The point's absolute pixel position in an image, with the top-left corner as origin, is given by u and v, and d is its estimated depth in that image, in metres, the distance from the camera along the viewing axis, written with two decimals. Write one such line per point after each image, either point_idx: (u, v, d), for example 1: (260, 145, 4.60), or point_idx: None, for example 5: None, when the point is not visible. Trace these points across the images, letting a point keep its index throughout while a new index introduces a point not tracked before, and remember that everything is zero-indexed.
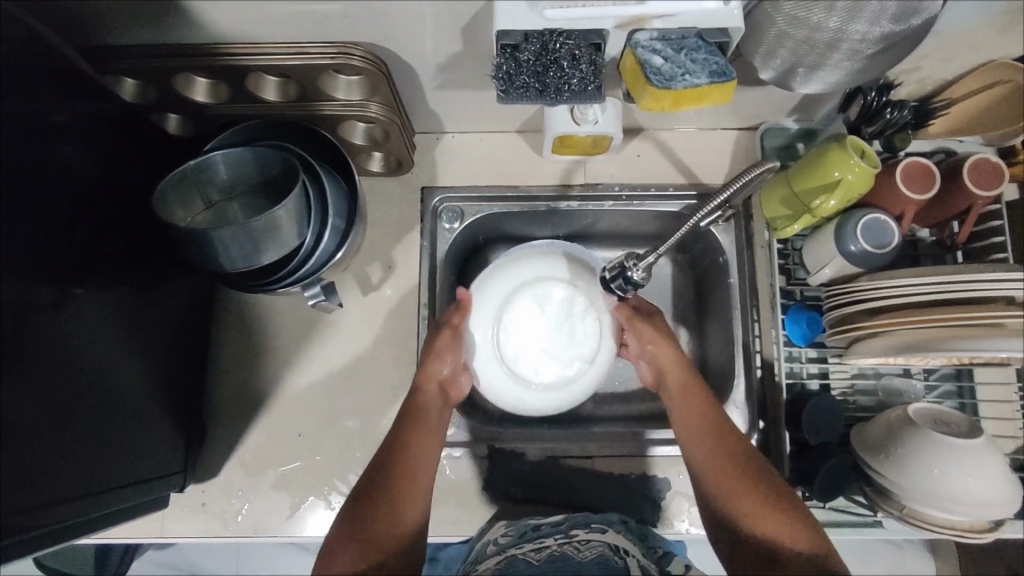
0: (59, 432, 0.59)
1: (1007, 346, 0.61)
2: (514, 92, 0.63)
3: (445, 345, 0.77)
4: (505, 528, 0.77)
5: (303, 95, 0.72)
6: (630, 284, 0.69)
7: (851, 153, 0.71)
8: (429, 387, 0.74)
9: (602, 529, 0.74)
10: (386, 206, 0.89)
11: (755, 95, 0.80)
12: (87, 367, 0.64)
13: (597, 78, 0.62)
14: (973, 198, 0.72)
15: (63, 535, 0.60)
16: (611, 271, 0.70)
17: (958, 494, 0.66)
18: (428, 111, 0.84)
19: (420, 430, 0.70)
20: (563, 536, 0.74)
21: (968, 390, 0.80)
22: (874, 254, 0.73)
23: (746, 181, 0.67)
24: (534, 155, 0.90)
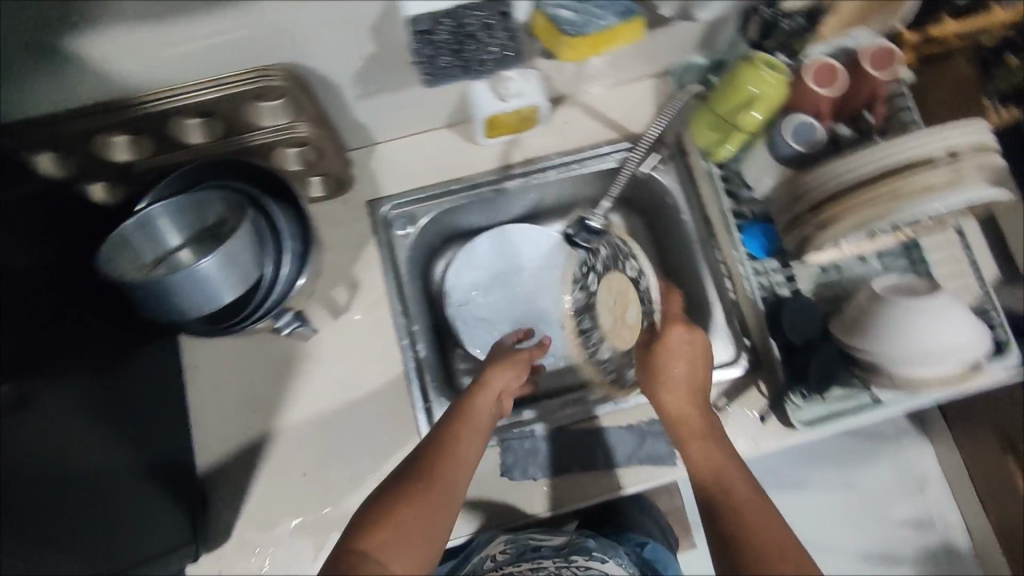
0: (47, 532, 0.56)
1: (940, 198, 0.69)
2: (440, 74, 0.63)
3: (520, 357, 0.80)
4: (505, 546, 0.92)
5: (228, 130, 0.72)
6: None
7: (760, 68, 0.76)
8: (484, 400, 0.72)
9: (600, 558, 0.92)
10: (335, 227, 0.88)
11: (662, 36, 0.83)
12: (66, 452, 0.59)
13: (515, 43, 0.64)
14: (878, 82, 0.78)
15: None
16: None
17: (932, 343, 0.71)
18: (357, 123, 0.84)
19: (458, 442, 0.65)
20: (562, 560, 0.91)
21: (921, 260, 0.85)
22: (808, 153, 0.77)
23: None
24: (468, 145, 0.91)
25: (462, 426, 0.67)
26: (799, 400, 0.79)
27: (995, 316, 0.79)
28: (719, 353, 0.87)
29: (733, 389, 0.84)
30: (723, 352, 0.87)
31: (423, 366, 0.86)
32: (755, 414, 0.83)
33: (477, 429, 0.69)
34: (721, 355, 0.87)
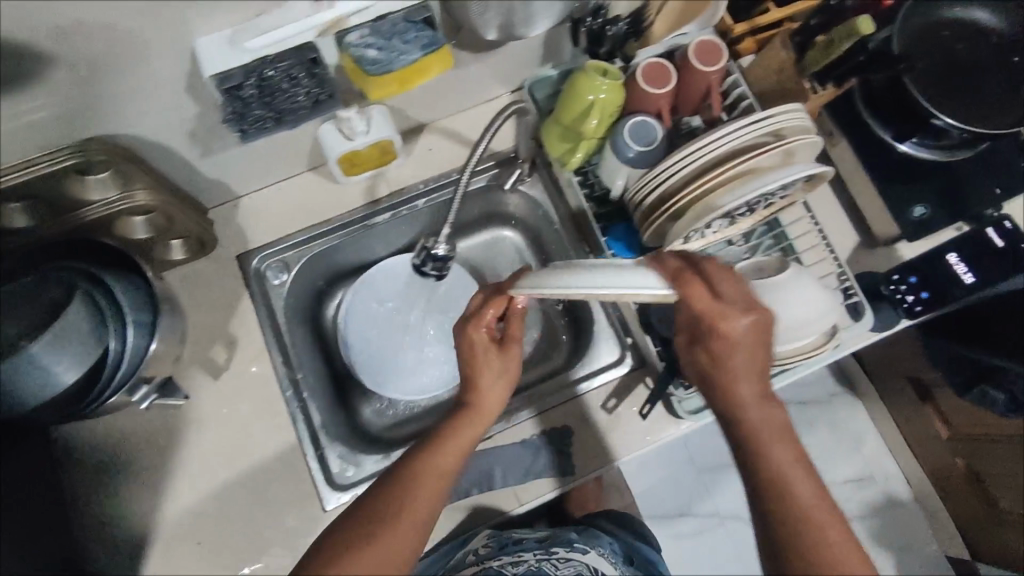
0: None
1: (775, 178, 0.72)
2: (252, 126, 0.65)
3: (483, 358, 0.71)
4: (484, 540, 0.89)
5: (57, 209, 0.69)
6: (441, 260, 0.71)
7: (595, 75, 0.77)
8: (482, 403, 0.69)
9: (582, 550, 0.90)
10: (205, 287, 0.86)
11: (503, 57, 0.85)
12: None
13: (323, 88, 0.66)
14: (707, 76, 0.80)
15: None
16: (420, 257, 0.71)
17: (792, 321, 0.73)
18: (210, 181, 0.82)
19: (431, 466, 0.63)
20: (541, 553, 0.88)
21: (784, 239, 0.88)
22: (648, 152, 0.79)
23: (495, 130, 0.71)
24: (334, 185, 0.91)
25: (430, 463, 0.63)
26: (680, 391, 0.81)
27: (848, 283, 0.82)
28: (604, 356, 0.89)
29: (621, 389, 0.86)
30: (608, 355, 0.89)
31: (311, 413, 0.86)
32: (639, 411, 0.85)
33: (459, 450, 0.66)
34: (607, 357, 0.89)
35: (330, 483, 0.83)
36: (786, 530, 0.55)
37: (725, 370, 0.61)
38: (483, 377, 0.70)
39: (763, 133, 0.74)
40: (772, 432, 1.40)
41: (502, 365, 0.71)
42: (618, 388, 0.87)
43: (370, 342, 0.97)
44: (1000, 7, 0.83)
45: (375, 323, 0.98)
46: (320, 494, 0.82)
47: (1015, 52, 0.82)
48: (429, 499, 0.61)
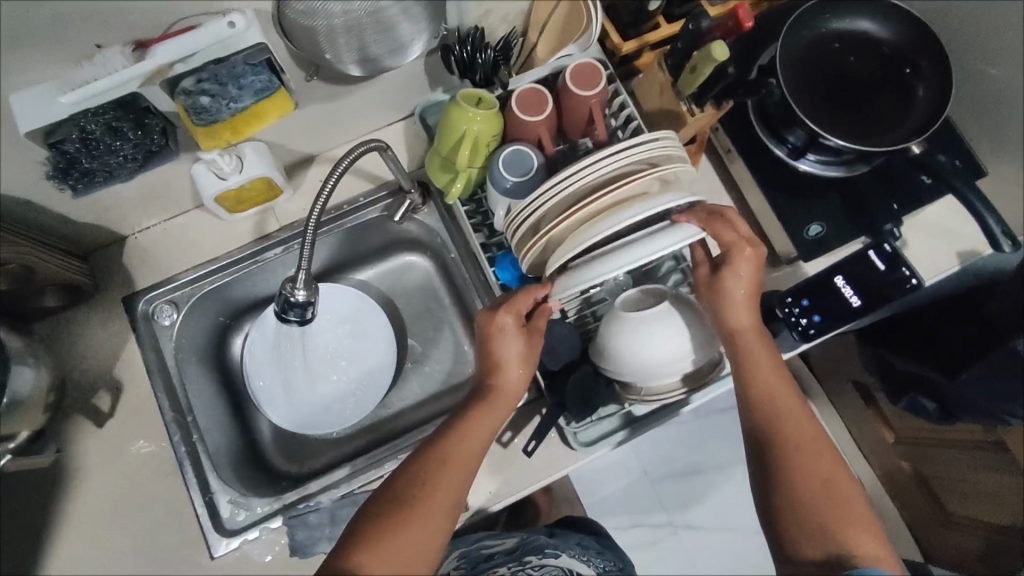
0: None
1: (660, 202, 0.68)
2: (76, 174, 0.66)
3: (499, 339, 0.71)
4: (457, 562, 0.93)
5: None
6: (302, 307, 0.70)
7: (467, 106, 0.75)
8: (511, 380, 0.71)
9: (555, 554, 0.98)
10: (90, 332, 0.85)
11: (382, 86, 0.83)
12: None
13: (151, 139, 0.67)
14: (587, 100, 0.77)
15: None
16: (279, 304, 0.70)
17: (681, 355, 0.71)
18: (85, 226, 0.81)
19: (447, 451, 0.65)
20: (516, 563, 0.95)
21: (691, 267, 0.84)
22: (524, 183, 0.77)
23: (342, 170, 0.67)
24: (222, 221, 0.89)
25: (457, 447, 0.65)
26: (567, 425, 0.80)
27: None
28: None
29: (518, 420, 0.84)
30: None
31: (201, 457, 0.83)
32: (523, 447, 0.82)
33: (480, 436, 0.67)
34: None
35: (220, 530, 0.80)
36: (763, 411, 0.67)
37: (731, 295, 0.70)
38: (499, 361, 0.71)
39: (634, 161, 0.72)
40: (721, 439, 1.33)
41: (528, 349, 0.72)
42: (514, 420, 0.84)
43: (277, 381, 0.94)
44: (888, 15, 0.81)
45: (282, 360, 0.95)
46: (210, 540, 0.80)
47: (906, 63, 0.81)
48: (449, 484, 0.62)
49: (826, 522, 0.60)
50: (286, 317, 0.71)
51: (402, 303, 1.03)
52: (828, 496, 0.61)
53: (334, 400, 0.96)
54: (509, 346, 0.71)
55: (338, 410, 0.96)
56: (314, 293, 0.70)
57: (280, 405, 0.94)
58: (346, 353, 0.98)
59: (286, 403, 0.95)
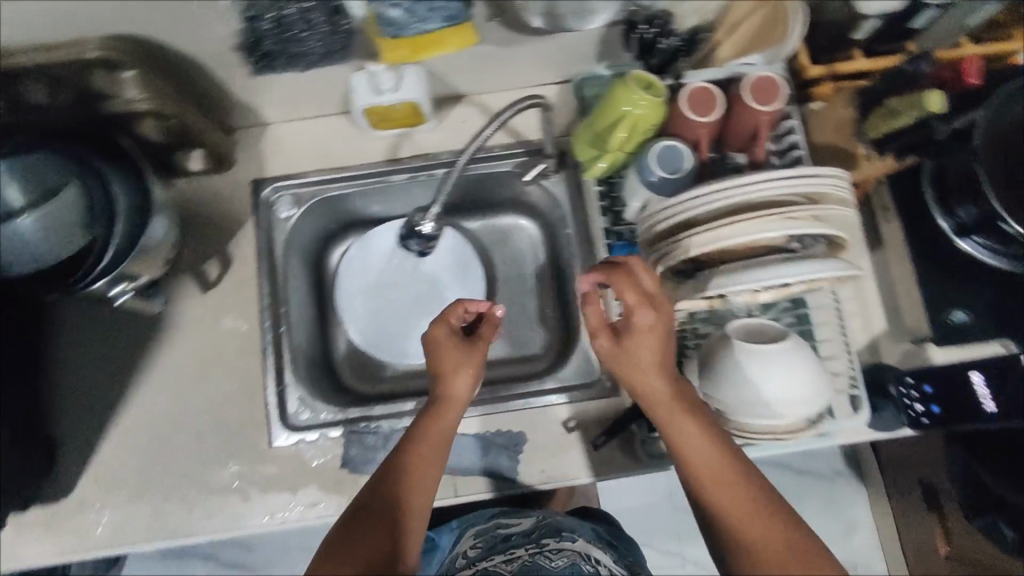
0: None
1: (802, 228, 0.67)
2: (263, 62, 0.71)
3: (446, 349, 0.66)
4: (473, 544, 0.88)
5: (82, 95, 0.72)
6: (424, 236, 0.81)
7: (635, 87, 0.73)
8: (459, 387, 0.65)
9: (573, 538, 0.85)
10: (216, 202, 0.89)
11: (553, 44, 0.81)
12: None
13: (340, 38, 0.69)
14: (758, 115, 0.73)
15: None
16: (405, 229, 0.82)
17: (784, 400, 0.68)
18: (241, 103, 0.84)
19: (412, 457, 0.62)
20: (534, 546, 0.83)
21: (805, 318, 0.81)
22: (671, 181, 0.75)
23: (490, 131, 0.75)
24: (359, 133, 0.91)
25: (420, 452, 0.62)
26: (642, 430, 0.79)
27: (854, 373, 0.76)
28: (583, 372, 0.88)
29: (588, 410, 0.83)
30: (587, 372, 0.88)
31: (284, 350, 0.87)
32: (591, 441, 0.82)
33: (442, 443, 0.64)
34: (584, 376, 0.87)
35: (284, 423, 0.84)
36: (696, 480, 0.59)
37: (632, 358, 0.61)
38: (442, 369, 0.65)
39: (795, 193, 0.68)
40: None
41: (467, 357, 0.66)
42: (582, 409, 0.84)
43: (364, 292, 0.98)
44: None
45: (377, 276, 0.98)
46: (272, 430, 0.83)
47: None
48: (412, 474, 0.61)
49: None
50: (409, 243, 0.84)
51: (500, 261, 1.03)
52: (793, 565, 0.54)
53: (417, 330, 0.98)
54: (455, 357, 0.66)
55: (419, 339, 0.97)
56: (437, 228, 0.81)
57: (368, 319, 0.98)
58: (432, 294, 0.99)
59: (364, 318, 0.98)
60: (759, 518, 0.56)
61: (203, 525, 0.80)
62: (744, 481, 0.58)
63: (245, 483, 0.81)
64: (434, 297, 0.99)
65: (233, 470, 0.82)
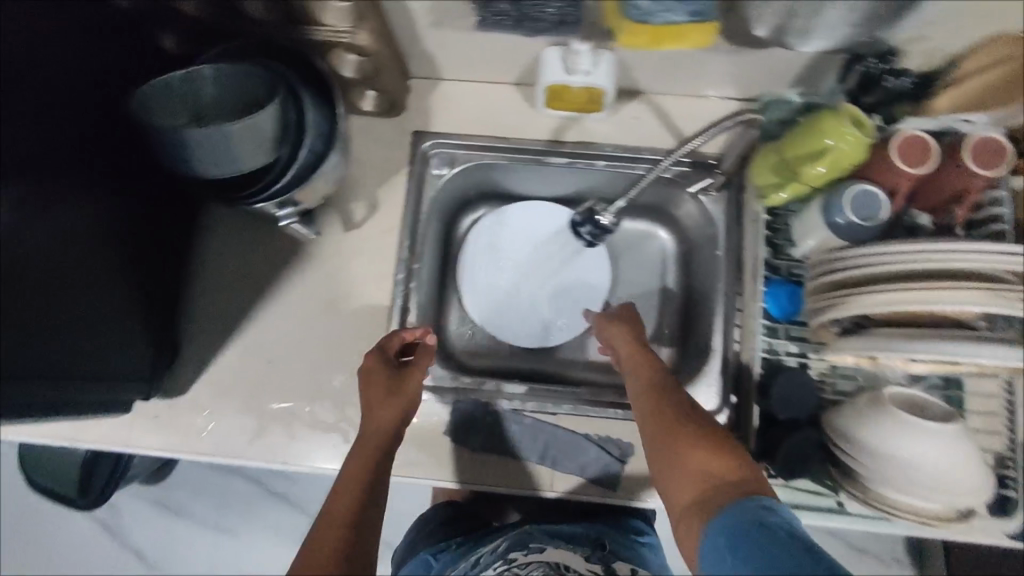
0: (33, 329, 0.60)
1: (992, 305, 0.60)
2: (490, 18, 0.74)
3: (378, 385, 0.72)
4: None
5: (292, 16, 0.72)
6: (599, 229, 0.78)
7: (845, 120, 0.69)
8: (385, 417, 0.69)
9: (541, 552, 0.89)
10: (377, 146, 0.89)
11: (758, 59, 0.77)
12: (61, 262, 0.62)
13: (575, 10, 0.71)
14: (973, 179, 0.68)
15: (20, 410, 0.63)
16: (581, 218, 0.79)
17: (934, 481, 0.65)
18: (426, 54, 0.84)
19: (365, 445, 0.67)
20: (503, 563, 0.88)
21: (956, 399, 0.77)
22: (860, 228, 0.71)
23: (713, 133, 0.70)
24: (528, 108, 0.90)
25: (362, 444, 0.67)
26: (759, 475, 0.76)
27: (1010, 472, 0.73)
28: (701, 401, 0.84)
29: None
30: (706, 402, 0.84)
31: (411, 305, 0.87)
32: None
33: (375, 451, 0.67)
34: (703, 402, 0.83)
35: None
36: (647, 424, 0.68)
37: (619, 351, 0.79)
38: (372, 404, 0.70)
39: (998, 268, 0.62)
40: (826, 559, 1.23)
41: (406, 387, 0.73)
42: None
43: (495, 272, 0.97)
44: None
45: (511, 259, 0.98)
46: None
47: None
48: (376, 424, 0.69)
49: (713, 495, 0.57)
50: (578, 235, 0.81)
51: (627, 266, 1.00)
52: (704, 472, 0.59)
53: (534, 318, 0.96)
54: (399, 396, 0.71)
55: (534, 328, 0.96)
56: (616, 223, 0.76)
57: (486, 297, 0.97)
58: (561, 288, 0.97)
59: (490, 298, 0.97)
60: (682, 436, 0.63)
61: (301, 455, 0.82)
62: (680, 417, 0.65)
63: (349, 425, 0.82)
64: (557, 289, 0.97)
65: (340, 409, 0.83)
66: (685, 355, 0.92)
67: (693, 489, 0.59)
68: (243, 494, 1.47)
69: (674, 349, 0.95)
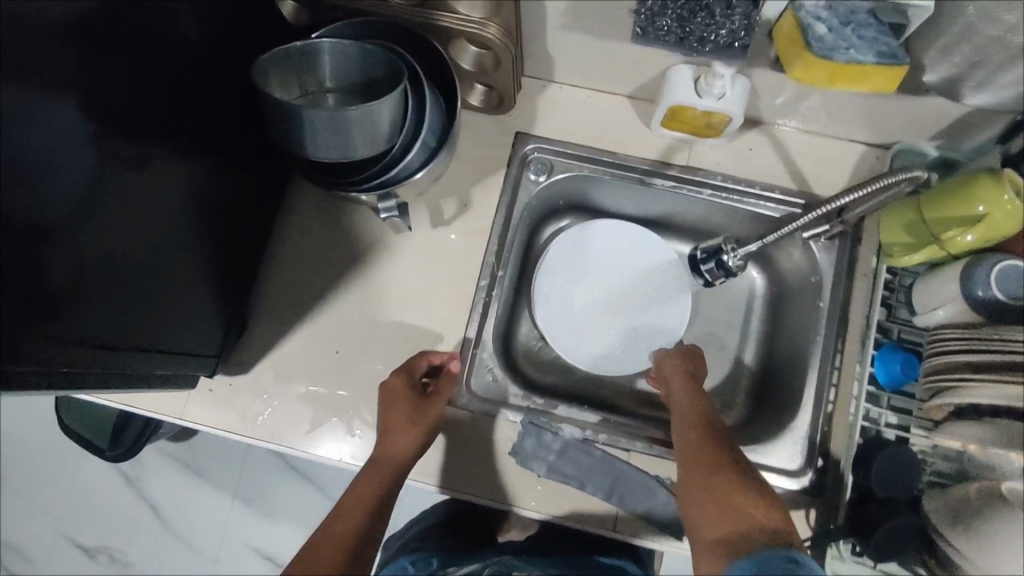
0: (113, 295, 0.57)
1: None
2: (653, 32, 0.59)
3: (396, 397, 0.73)
4: None
5: (425, 2, 0.67)
6: (723, 269, 0.74)
7: (1005, 188, 0.63)
8: (399, 440, 0.71)
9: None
10: (476, 142, 0.85)
11: (906, 107, 0.72)
12: (142, 226, 0.59)
13: (748, 34, 0.58)
14: None
15: (111, 382, 0.60)
16: (704, 253, 0.75)
17: None
18: (545, 54, 0.79)
19: (374, 468, 0.69)
20: None
21: None
22: (1004, 305, 0.64)
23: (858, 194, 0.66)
24: (639, 124, 0.85)
25: (368, 475, 0.69)
26: (844, 550, 0.72)
27: None
28: (784, 458, 0.78)
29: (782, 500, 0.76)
30: (788, 459, 0.78)
31: (490, 314, 0.83)
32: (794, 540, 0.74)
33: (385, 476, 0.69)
34: (786, 461, 0.78)
35: None
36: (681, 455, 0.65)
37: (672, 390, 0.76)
38: (393, 427, 0.71)
39: None
40: None
41: (421, 412, 0.73)
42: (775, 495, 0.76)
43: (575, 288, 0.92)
44: None
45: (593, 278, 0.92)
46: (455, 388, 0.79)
47: None
48: (386, 461, 0.70)
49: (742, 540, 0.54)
50: (696, 273, 0.76)
51: (709, 302, 0.95)
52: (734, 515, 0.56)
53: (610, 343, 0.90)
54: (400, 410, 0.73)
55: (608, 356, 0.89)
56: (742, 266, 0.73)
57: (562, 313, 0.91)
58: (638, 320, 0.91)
59: (563, 315, 0.91)
60: (717, 479, 0.60)
61: (358, 454, 0.77)
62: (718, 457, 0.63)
63: None
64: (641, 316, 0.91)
65: None
66: (767, 406, 0.87)
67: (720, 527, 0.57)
68: (263, 467, 1.38)
69: (752, 397, 0.90)
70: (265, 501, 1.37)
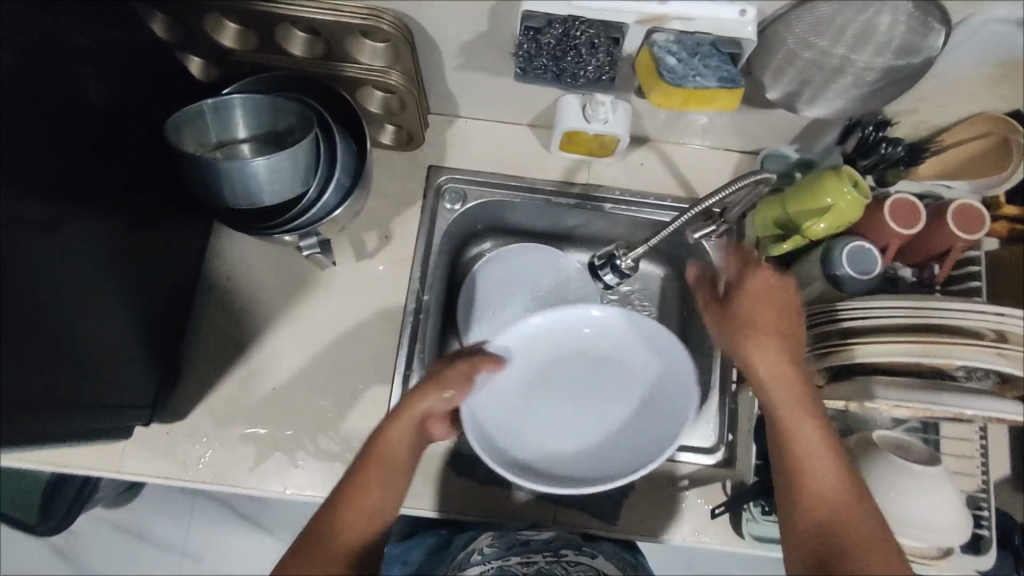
0: (40, 351, 0.58)
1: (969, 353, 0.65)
2: (531, 71, 0.69)
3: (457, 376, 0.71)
4: (492, 540, 0.82)
5: (329, 54, 0.73)
6: (618, 270, 0.83)
7: (845, 181, 0.74)
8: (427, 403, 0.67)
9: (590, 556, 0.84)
10: (392, 178, 0.91)
11: (762, 119, 0.83)
12: (60, 284, 0.60)
13: (613, 68, 0.68)
14: (954, 241, 0.75)
15: (41, 438, 0.61)
16: (602, 259, 0.83)
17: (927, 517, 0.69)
18: (448, 94, 0.86)
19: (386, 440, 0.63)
20: (551, 556, 0.86)
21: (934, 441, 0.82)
22: (859, 281, 0.76)
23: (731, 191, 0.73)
24: (541, 149, 0.93)
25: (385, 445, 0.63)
26: (756, 512, 0.80)
27: (986, 513, 0.78)
28: (700, 437, 0.86)
29: (701, 476, 0.83)
30: (704, 438, 0.86)
31: (417, 337, 0.87)
32: (709, 507, 0.81)
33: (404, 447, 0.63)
34: (701, 439, 0.86)
35: None
36: (778, 433, 0.62)
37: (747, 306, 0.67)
38: (432, 381, 0.70)
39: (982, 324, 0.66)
40: None
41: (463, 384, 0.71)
42: (695, 472, 0.83)
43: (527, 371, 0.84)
44: None
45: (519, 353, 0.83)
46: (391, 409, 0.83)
47: None
48: (403, 430, 0.64)
49: (844, 543, 0.56)
50: (596, 278, 0.85)
51: None
52: (854, 524, 0.57)
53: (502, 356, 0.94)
54: (450, 385, 0.70)
55: None
56: (635, 265, 0.82)
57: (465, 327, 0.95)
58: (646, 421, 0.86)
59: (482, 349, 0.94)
60: (832, 483, 0.59)
61: (302, 486, 0.80)
62: (816, 442, 0.61)
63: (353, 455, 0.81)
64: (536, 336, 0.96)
65: (343, 439, 0.82)
66: None
67: (847, 537, 0.56)
68: (208, 521, 1.35)
69: None
70: (214, 553, 1.34)
